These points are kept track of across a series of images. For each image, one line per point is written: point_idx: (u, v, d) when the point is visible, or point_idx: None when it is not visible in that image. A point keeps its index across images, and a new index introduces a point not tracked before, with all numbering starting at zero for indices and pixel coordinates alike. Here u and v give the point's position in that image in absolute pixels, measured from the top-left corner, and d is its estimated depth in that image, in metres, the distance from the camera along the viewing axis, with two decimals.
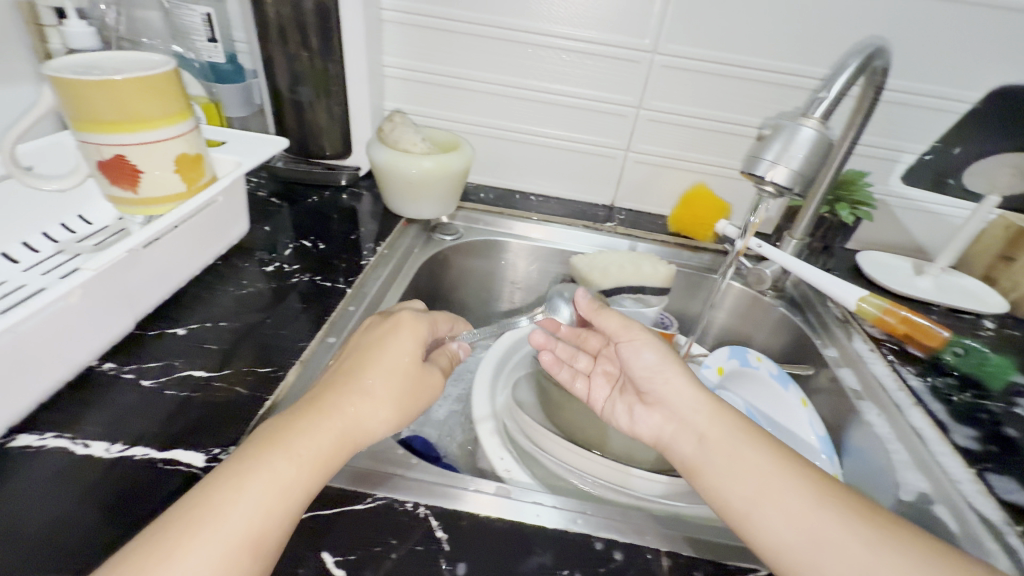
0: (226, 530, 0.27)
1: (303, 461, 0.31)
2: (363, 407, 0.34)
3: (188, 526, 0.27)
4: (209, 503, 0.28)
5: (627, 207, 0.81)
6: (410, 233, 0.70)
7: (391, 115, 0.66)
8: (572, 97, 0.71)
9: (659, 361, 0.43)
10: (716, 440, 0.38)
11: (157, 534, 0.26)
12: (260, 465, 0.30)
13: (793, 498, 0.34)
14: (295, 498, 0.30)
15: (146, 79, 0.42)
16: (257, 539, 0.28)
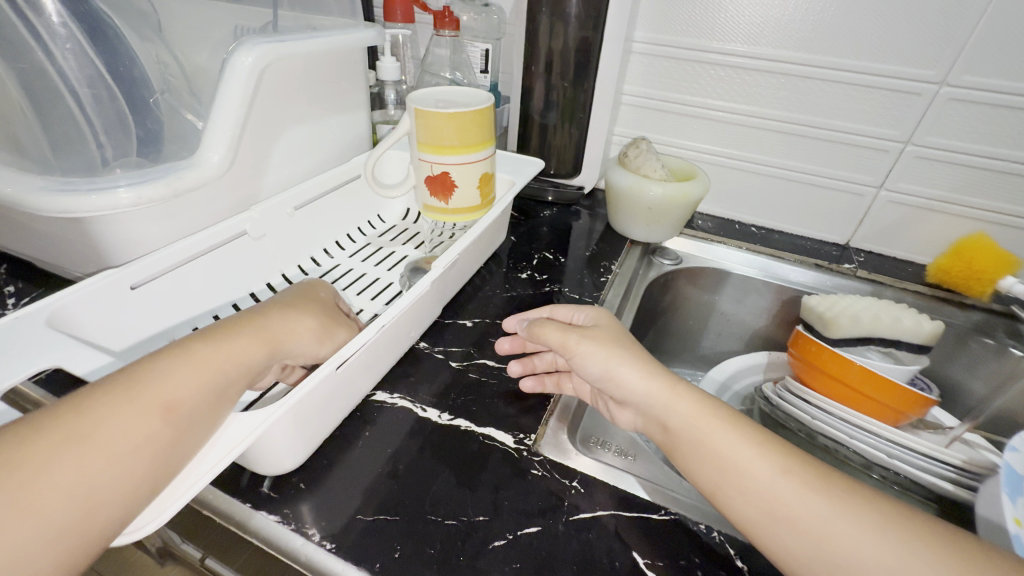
0: (194, 376, 0.30)
1: (259, 333, 0.35)
2: (296, 324, 0.37)
3: (201, 361, 0.31)
4: (210, 343, 0.32)
5: (866, 249, 0.74)
6: (634, 254, 0.72)
7: (636, 142, 0.69)
8: (825, 129, 0.67)
9: (604, 357, 0.37)
10: (670, 418, 0.36)
11: (176, 353, 0.31)
12: (239, 332, 0.34)
13: (764, 477, 0.32)
14: (241, 356, 0.33)
15: (476, 113, 0.50)
16: (210, 383, 0.30)
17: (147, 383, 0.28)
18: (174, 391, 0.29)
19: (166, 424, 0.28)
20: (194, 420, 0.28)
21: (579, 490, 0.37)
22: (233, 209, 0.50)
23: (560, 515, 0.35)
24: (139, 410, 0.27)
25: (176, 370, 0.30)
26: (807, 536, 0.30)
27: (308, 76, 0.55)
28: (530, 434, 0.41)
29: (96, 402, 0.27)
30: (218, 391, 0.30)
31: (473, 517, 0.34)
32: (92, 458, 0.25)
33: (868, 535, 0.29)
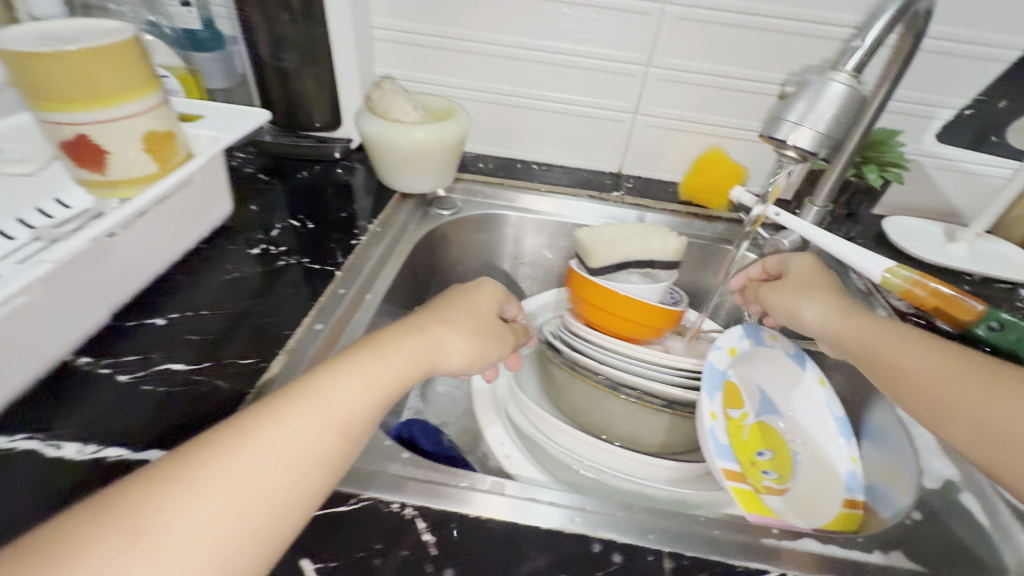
0: (295, 438, 0.28)
1: (380, 360, 0.34)
2: (449, 346, 0.38)
3: (252, 473, 0.26)
4: (300, 411, 0.29)
5: (635, 175, 0.76)
6: (405, 208, 0.66)
7: (380, 82, 0.61)
8: (575, 56, 0.66)
9: (791, 292, 0.48)
10: (856, 342, 0.41)
11: (241, 436, 0.27)
12: (370, 381, 0.33)
13: (905, 350, 0.39)
14: (366, 414, 0.31)
15: (103, 49, 0.38)
16: (320, 458, 0.29)
17: (249, 459, 0.27)
18: (241, 491, 0.26)
19: (269, 506, 0.26)
20: (302, 504, 0.28)
21: None
22: None
23: None
24: (269, 494, 0.26)
25: (281, 468, 0.27)
26: (921, 397, 0.37)
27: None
28: None
29: (134, 482, 0.25)
30: (329, 462, 0.29)
31: None
32: (179, 538, 0.23)
33: (949, 380, 0.36)
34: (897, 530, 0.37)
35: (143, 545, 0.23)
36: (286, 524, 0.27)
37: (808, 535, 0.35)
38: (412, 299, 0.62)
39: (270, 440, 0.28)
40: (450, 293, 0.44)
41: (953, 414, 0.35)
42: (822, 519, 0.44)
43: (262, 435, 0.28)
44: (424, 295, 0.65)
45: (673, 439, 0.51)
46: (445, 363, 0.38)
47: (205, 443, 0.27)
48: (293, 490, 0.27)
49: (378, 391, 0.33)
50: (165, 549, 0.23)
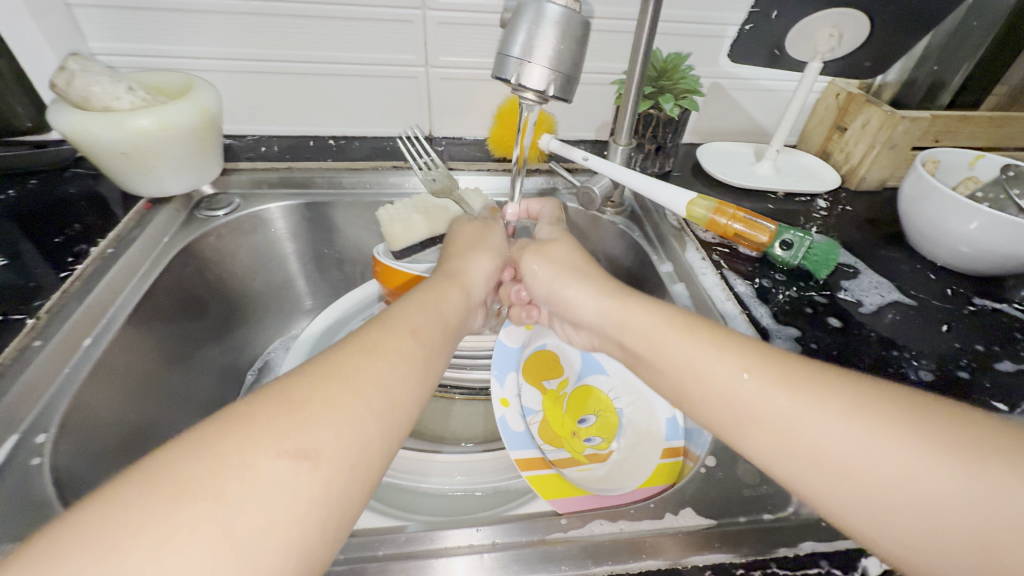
0: (390, 348, 0.30)
1: (432, 294, 0.37)
2: (471, 265, 0.42)
3: (353, 384, 0.27)
4: (389, 325, 0.32)
5: (448, 135, 0.69)
6: (159, 216, 0.54)
7: (64, 61, 0.47)
8: (333, 4, 0.55)
9: (549, 277, 0.44)
10: (677, 363, 0.34)
11: (355, 349, 0.29)
12: (440, 301, 0.37)
13: (794, 414, 0.28)
14: (428, 322, 0.34)
15: None
16: (412, 362, 0.31)
17: (351, 360, 0.28)
18: (350, 380, 0.27)
19: (387, 397, 0.28)
20: (407, 392, 0.29)
21: None
22: None
23: None
24: (382, 382, 0.28)
25: (382, 368, 0.29)
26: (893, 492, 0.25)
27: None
28: None
29: (290, 380, 0.27)
30: (421, 365, 0.31)
31: None
32: (327, 413, 0.25)
33: (811, 417, 0.28)
34: (686, 485, 0.35)
35: (303, 412, 0.25)
36: (400, 411, 0.29)
37: (597, 518, 0.33)
38: (184, 327, 0.52)
39: (360, 344, 0.30)
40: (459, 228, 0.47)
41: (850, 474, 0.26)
42: (640, 478, 0.41)
43: (373, 346, 0.30)
44: (205, 318, 0.55)
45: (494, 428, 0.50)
46: (469, 280, 0.41)
47: (333, 357, 0.29)
48: (402, 395, 0.29)
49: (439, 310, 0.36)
50: (319, 416, 0.25)
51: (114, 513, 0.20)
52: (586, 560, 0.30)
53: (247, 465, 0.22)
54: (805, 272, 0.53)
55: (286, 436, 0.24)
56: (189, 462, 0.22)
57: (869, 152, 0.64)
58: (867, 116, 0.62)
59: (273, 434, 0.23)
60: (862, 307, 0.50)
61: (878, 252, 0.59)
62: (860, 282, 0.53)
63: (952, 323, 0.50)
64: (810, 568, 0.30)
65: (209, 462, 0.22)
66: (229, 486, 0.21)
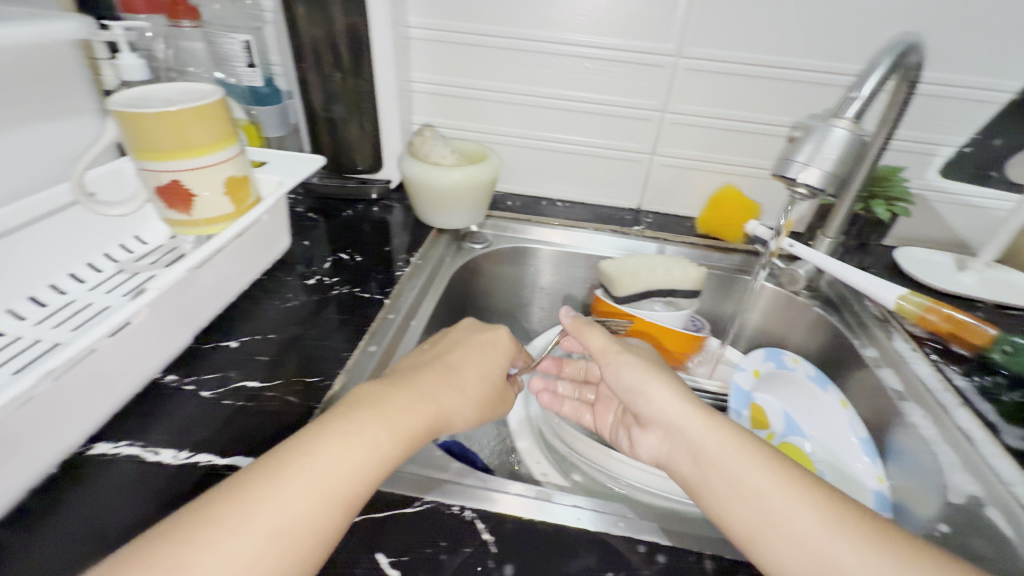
0: (290, 512, 0.29)
1: (396, 432, 0.35)
2: (459, 402, 0.40)
3: (241, 553, 0.27)
4: (287, 484, 0.30)
5: (654, 210, 0.82)
6: (441, 242, 0.72)
7: (421, 130, 0.68)
8: (595, 102, 0.72)
9: (643, 372, 0.43)
10: (697, 439, 0.38)
11: (246, 499, 0.29)
12: (387, 438, 0.34)
13: (835, 549, 0.30)
14: (360, 470, 0.32)
15: (204, 109, 0.45)
16: (312, 537, 0.29)
17: (249, 524, 0.28)
18: (233, 553, 0.27)
19: (265, 562, 0.27)
20: (280, 568, 0.28)
21: None
22: None
23: None
24: (256, 550, 0.27)
25: (271, 532, 0.28)
26: (808, 550, 0.31)
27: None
28: None
29: (186, 524, 0.28)
30: (326, 532, 0.30)
31: None
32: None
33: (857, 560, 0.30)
34: None
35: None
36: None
37: None
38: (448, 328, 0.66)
39: (271, 501, 0.29)
40: (473, 343, 0.46)
41: None
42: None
43: (274, 494, 0.29)
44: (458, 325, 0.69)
45: None
46: (447, 425, 0.39)
47: (199, 523, 0.28)
48: (292, 570, 0.28)
49: (384, 459, 0.33)
50: None
51: None
52: None
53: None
54: None
55: None
56: None
57: None
58: None
59: None
60: None
61: None
62: None
63: None
64: None
65: None
66: None
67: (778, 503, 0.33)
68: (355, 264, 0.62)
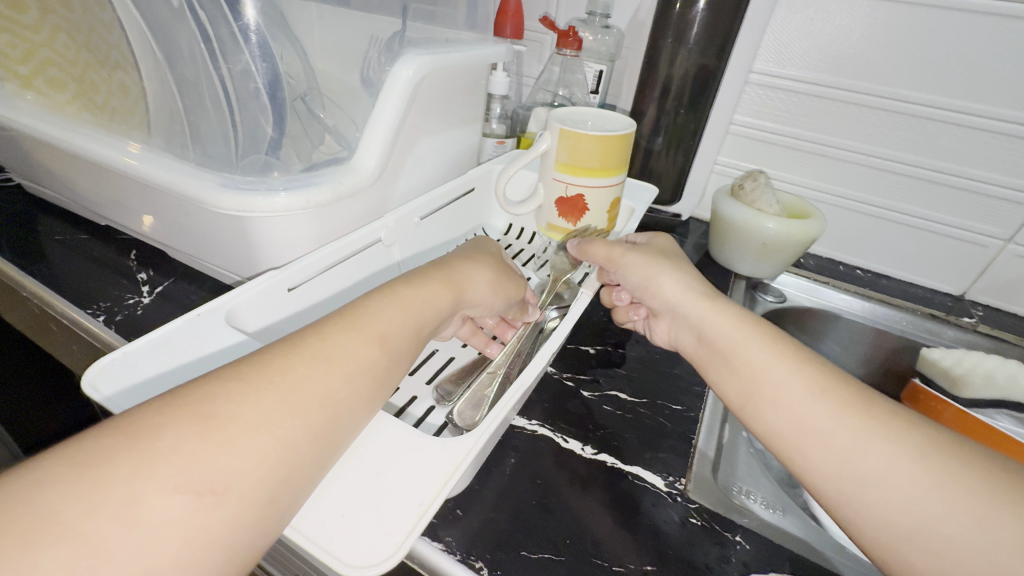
0: (332, 352, 0.30)
1: (425, 301, 0.36)
2: (476, 288, 0.41)
3: (301, 393, 0.27)
4: (357, 330, 0.31)
5: (983, 302, 0.71)
6: (737, 288, 0.70)
7: (756, 175, 0.67)
8: (951, 174, 0.65)
9: (649, 268, 0.44)
10: (758, 345, 0.37)
11: (310, 354, 0.29)
12: (421, 303, 0.36)
13: (857, 456, 0.31)
14: (405, 329, 0.34)
15: (624, 138, 0.50)
16: (367, 370, 0.30)
17: (305, 367, 0.28)
18: (294, 397, 0.27)
19: (323, 403, 0.28)
20: (354, 390, 0.29)
21: (743, 547, 0.35)
22: (367, 217, 0.50)
23: (726, 569, 0.33)
24: (316, 391, 0.28)
25: (331, 378, 0.28)
26: (844, 469, 0.31)
27: (429, 95, 0.51)
28: (681, 477, 0.39)
29: (246, 367, 0.27)
30: (367, 375, 0.30)
31: (640, 565, 0.32)
32: (252, 432, 0.25)
33: (884, 468, 0.30)
34: None
35: (235, 425, 0.24)
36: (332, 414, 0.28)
37: None
38: None
39: (322, 349, 0.29)
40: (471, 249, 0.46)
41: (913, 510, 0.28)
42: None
43: (332, 352, 0.29)
44: None
45: None
46: (468, 294, 0.41)
47: (292, 353, 0.29)
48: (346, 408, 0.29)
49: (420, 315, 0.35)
50: (246, 432, 0.24)
51: (86, 461, 0.21)
52: None
53: (173, 463, 0.22)
54: None
55: (219, 438, 0.24)
56: (129, 446, 0.22)
57: None
58: None
59: (207, 429, 0.24)
60: None
61: None
62: None
63: None
64: None
65: (144, 447, 0.22)
66: (155, 472, 0.22)
67: (847, 440, 0.31)
68: None
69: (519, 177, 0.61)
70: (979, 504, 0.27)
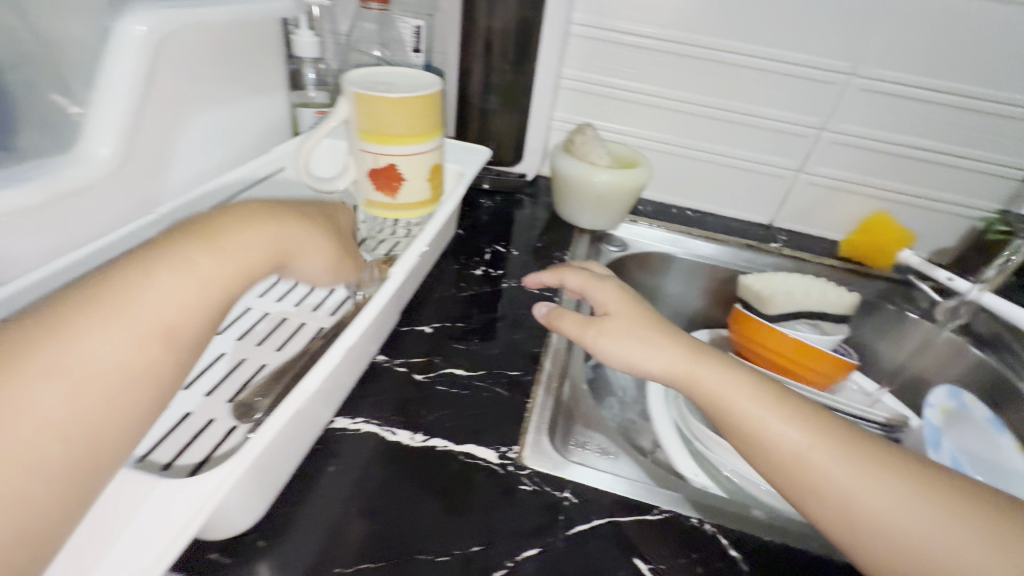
0: (103, 348, 0.24)
1: (230, 267, 0.30)
2: (310, 248, 0.36)
3: (53, 415, 0.22)
4: (134, 312, 0.25)
5: (787, 227, 0.80)
6: (583, 242, 0.72)
7: (584, 129, 0.67)
8: (750, 114, 0.71)
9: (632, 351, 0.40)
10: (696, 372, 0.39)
11: (67, 353, 0.23)
12: (228, 270, 0.30)
13: (811, 461, 0.34)
14: (206, 307, 0.28)
15: (429, 97, 0.46)
16: (151, 369, 0.25)
17: (62, 375, 0.23)
18: (46, 418, 0.22)
19: (84, 420, 0.23)
20: (134, 394, 0.25)
21: (572, 501, 0.35)
22: (130, 214, 0.41)
23: (555, 530, 0.33)
24: (73, 406, 0.22)
25: (99, 388, 0.23)
26: (816, 481, 0.34)
27: (192, 59, 0.43)
28: (514, 445, 0.38)
29: None
30: (151, 370, 0.25)
31: (468, 548, 0.31)
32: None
33: (856, 476, 0.33)
34: None
35: None
36: (93, 431, 0.23)
37: None
38: None
39: (83, 344, 0.24)
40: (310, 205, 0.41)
41: (869, 512, 0.32)
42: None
43: (102, 350, 0.24)
44: None
45: None
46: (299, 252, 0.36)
47: (38, 353, 0.23)
48: (124, 417, 0.24)
49: (243, 274, 0.31)
50: None
51: None
52: None
53: None
54: None
55: None
56: None
57: None
58: None
59: None
60: None
61: None
62: None
63: None
64: None
65: None
66: None
67: (816, 450, 0.34)
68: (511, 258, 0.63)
69: (333, 150, 0.54)
70: (934, 506, 0.32)
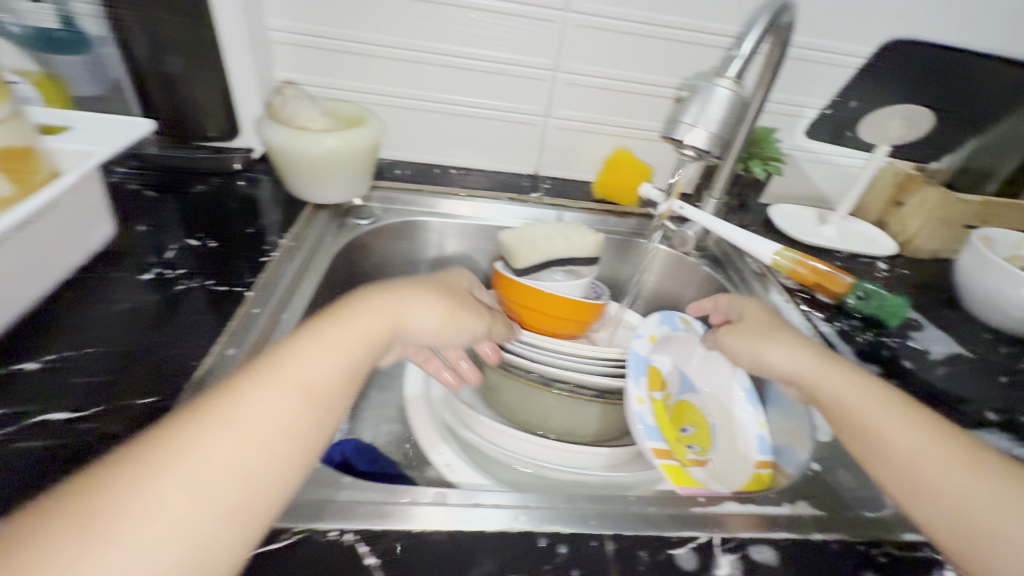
0: (257, 411, 0.28)
1: (364, 342, 0.35)
2: (422, 308, 0.41)
3: (227, 470, 0.25)
4: (274, 380, 0.30)
5: (552, 176, 0.79)
6: (320, 219, 0.64)
7: (281, 88, 0.57)
8: (481, 59, 0.67)
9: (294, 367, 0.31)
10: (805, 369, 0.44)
11: (225, 415, 0.27)
12: (353, 347, 0.34)
13: (901, 443, 0.36)
14: (338, 374, 0.32)
15: None
16: (303, 427, 0.29)
17: (209, 437, 0.26)
18: (224, 466, 0.25)
19: (254, 465, 0.26)
20: (273, 464, 0.27)
21: None
22: None
23: None
24: (209, 461, 0.25)
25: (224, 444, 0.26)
26: (905, 469, 0.35)
27: None
28: None
29: (188, 443, 0.25)
30: (298, 429, 0.29)
31: None
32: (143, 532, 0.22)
33: (924, 453, 0.35)
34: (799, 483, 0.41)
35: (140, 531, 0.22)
36: (265, 484, 0.26)
37: (728, 500, 0.37)
38: None
39: (230, 413, 0.27)
40: (423, 275, 0.47)
41: (958, 493, 0.33)
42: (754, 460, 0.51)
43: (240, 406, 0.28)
44: None
45: (583, 428, 0.53)
46: (411, 329, 0.40)
47: (168, 434, 0.26)
48: (280, 477, 0.27)
49: (365, 346, 0.35)
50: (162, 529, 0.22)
51: None
52: (731, 529, 0.35)
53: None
54: (877, 320, 0.59)
55: (115, 548, 0.21)
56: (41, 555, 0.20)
57: (924, 226, 0.72)
58: (924, 195, 0.71)
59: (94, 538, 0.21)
60: (928, 354, 0.56)
61: (938, 310, 0.65)
62: (925, 333, 0.59)
63: (1011, 377, 0.55)
64: (915, 551, 0.35)
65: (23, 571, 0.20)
66: None
67: (897, 439, 0.37)
68: (205, 252, 0.52)
69: None
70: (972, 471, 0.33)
